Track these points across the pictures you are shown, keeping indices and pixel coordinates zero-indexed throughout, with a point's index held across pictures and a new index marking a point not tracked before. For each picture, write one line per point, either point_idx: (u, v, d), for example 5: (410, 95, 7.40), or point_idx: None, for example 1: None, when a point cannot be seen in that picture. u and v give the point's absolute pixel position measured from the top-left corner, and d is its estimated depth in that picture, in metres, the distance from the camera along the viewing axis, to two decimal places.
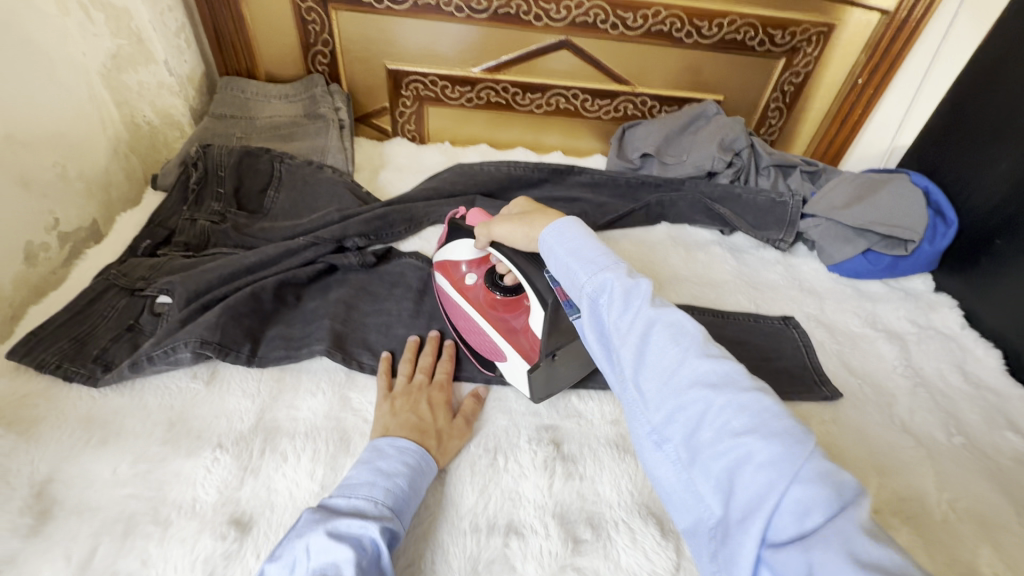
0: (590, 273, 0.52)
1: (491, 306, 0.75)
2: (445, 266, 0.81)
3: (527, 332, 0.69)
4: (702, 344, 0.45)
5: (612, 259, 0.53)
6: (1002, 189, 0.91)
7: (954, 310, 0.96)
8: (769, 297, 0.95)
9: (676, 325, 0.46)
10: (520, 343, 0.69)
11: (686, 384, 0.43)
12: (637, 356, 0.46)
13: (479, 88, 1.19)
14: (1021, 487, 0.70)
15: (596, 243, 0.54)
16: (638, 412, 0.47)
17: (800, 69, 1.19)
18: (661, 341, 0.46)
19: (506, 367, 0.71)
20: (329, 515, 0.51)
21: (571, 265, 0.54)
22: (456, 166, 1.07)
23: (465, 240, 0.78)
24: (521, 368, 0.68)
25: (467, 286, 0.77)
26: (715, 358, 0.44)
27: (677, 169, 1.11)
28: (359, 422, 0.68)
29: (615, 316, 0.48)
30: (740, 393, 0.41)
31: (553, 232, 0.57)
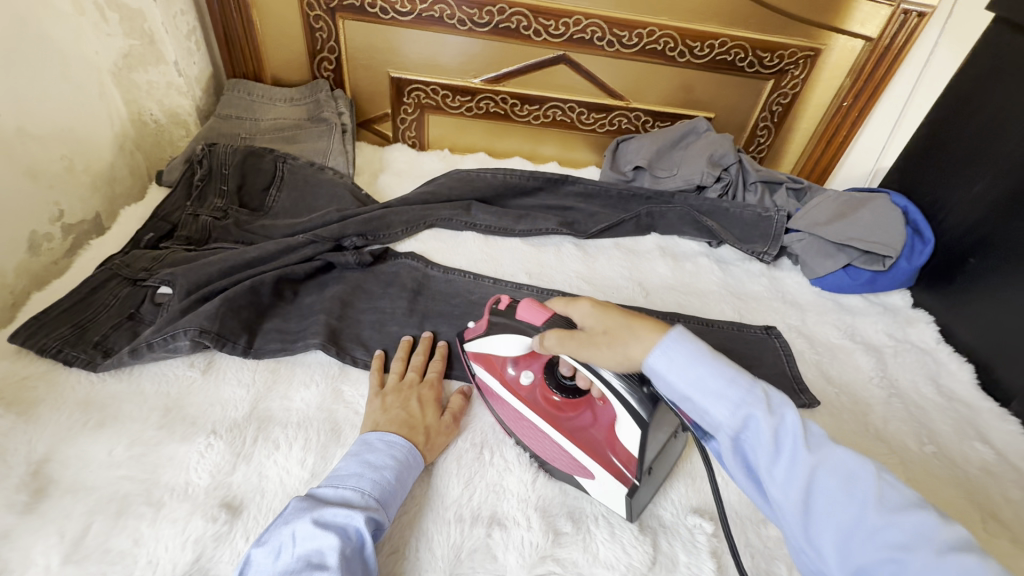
0: (726, 410, 0.46)
1: (555, 410, 0.66)
2: (490, 362, 0.71)
3: (613, 443, 0.60)
4: (874, 490, 0.41)
5: (748, 387, 0.46)
6: (979, 211, 0.95)
7: (930, 325, 0.99)
8: (752, 307, 0.99)
9: (844, 470, 0.42)
10: (608, 460, 0.60)
11: (870, 546, 0.40)
12: (803, 510, 0.43)
13: (479, 98, 1.23)
14: (987, 495, 0.72)
15: (724, 368, 0.47)
16: (811, 560, 0.44)
17: (788, 91, 1.24)
18: (829, 492, 0.42)
19: (592, 484, 0.62)
20: (317, 503, 0.53)
21: (696, 399, 0.47)
22: (453, 173, 1.10)
23: (511, 335, 0.66)
24: (616, 490, 0.59)
25: (523, 386, 0.68)
26: (896, 510, 0.40)
27: (668, 182, 1.14)
28: (350, 414, 0.70)
29: (769, 465, 0.44)
30: (940, 555, 0.37)
31: (661, 356, 0.48)
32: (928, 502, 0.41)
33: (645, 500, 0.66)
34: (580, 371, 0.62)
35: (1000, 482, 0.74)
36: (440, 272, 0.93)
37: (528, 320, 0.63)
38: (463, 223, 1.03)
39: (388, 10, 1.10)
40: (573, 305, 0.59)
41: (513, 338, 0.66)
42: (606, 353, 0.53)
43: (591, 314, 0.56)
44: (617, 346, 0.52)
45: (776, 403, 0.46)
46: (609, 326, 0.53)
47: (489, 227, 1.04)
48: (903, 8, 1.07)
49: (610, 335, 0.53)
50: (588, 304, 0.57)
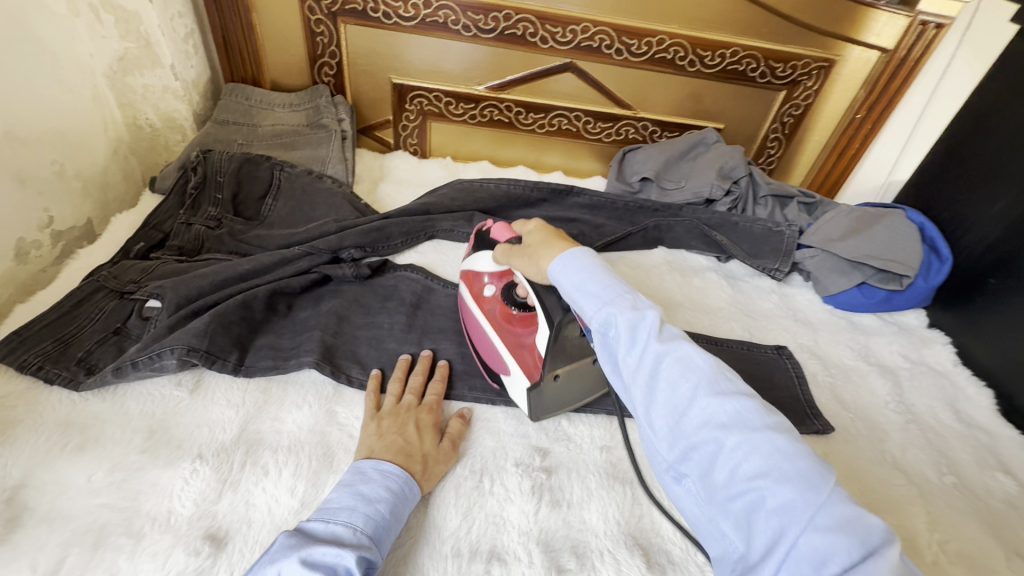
0: (595, 306, 0.50)
1: (505, 321, 0.74)
2: (467, 276, 0.81)
3: (533, 350, 0.69)
4: (713, 380, 0.44)
5: (619, 289, 0.50)
6: (1000, 228, 0.91)
7: (947, 347, 0.96)
8: (763, 326, 0.95)
9: (687, 360, 0.45)
10: (524, 361, 0.69)
11: (697, 424, 0.42)
12: (648, 397, 0.46)
13: (483, 106, 1.21)
14: (1011, 531, 0.69)
15: (604, 274, 0.51)
16: (654, 446, 0.47)
17: (800, 102, 1.21)
18: (670, 379, 0.44)
19: (509, 381, 0.71)
20: (305, 541, 0.49)
21: (577, 298, 0.52)
22: (456, 182, 1.07)
23: (487, 252, 0.78)
24: (522, 385, 0.68)
25: (484, 297, 0.77)
26: (725, 396, 0.42)
27: (676, 194, 1.11)
28: (344, 438, 0.67)
29: (623, 356, 0.47)
30: (752, 433, 0.40)
31: (558, 265, 0.54)
32: (758, 395, 0.43)
33: (652, 532, 0.63)
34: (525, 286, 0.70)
35: None
36: (441, 284, 0.90)
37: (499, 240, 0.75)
38: (465, 234, 1.00)
39: (391, 15, 1.07)
40: (525, 224, 0.69)
41: (487, 253, 0.77)
42: (525, 263, 0.64)
43: (531, 230, 0.67)
44: (534, 256, 0.62)
45: (638, 301, 0.49)
46: (535, 240, 0.64)
47: None
48: (920, 19, 1.04)
49: (531, 246, 0.64)
50: (535, 222, 0.67)
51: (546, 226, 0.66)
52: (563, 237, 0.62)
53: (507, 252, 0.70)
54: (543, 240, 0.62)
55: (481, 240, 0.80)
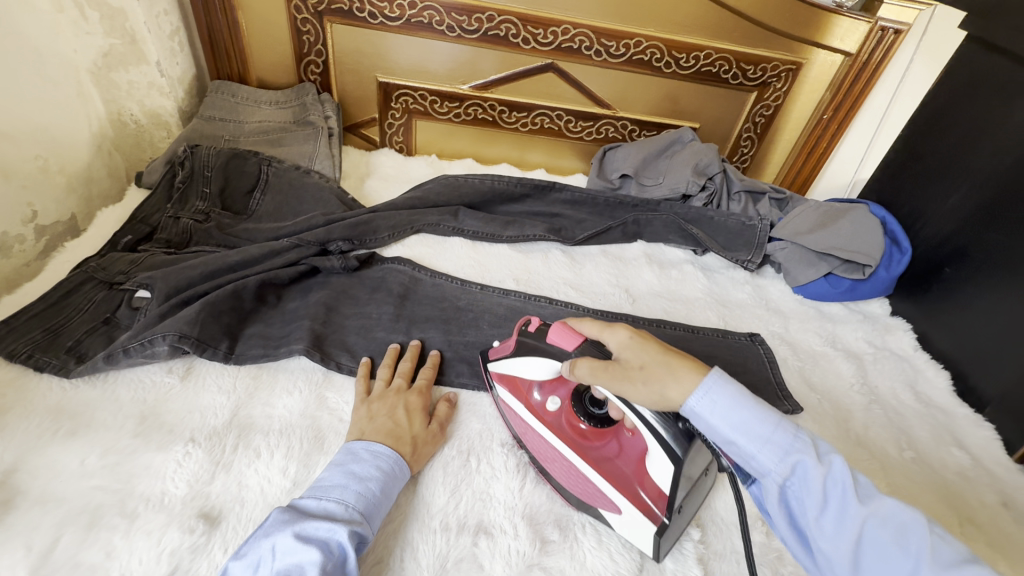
0: (775, 457, 0.47)
1: (581, 438, 0.65)
2: (518, 387, 0.70)
3: (643, 479, 0.59)
4: (928, 543, 0.41)
5: (796, 437, 0.48)
6: (954, 221, 0.97)
7: (908, 333, 1.01)
8: (736, 315, 1.00)
9: (890, 519, 0.43)
10: (635, 493, 0.58)
11: None
12: (851, 559, 0.44)
13: (467, 105, 1.23)
14: (965, 501, 0.74)
15: (773, 417, 0.48)
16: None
17: (771, 103, 1.26)
18: (878, 542, 0.43)
19: (617, 519, 0.60)
20: (299, 516, 0.51)
21: (745, 445, 0.48)
22: (441, 178, 1.10)
23: (540, 360, 0.64)
24: (644, 529, 0.57)
25: (550, 413, 0.67)
26: (948, 564, 0.39)
27: (654, 190, 1.16)
28: (334, 421, 0.69)
29: (816, 514, 0.45)
30: None
31: (706, 403, 0.49)
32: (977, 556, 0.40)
33: None
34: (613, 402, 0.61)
35: (976, 487, 0.76)
36: (428, 276, 0.93)
37: (563, 347, 0.61)
38: (450, 228, 1.03)
39: (377, 15, 1.09)
40: (610, 330, 0.57)
41: (544, 362, 0.64)
42: (640, 391, 0.52)
43: (628, 343, 0.55)
44: (654, 384, 0.51)
45: (822, 451, 0.47)
46: (648, 359, 0.52)
47: (476, 232, 1.03)
48: (880, 25, 1.09)
49: (647, 370, 0.52)
50: (626, 331, 0.56)
51: (648, 339, 0.54)
52: (676, 355, 0.52)
53: (595, 370, 0.55)
54: (665, 363, 0.51)
55: (525, 340, 0.66)
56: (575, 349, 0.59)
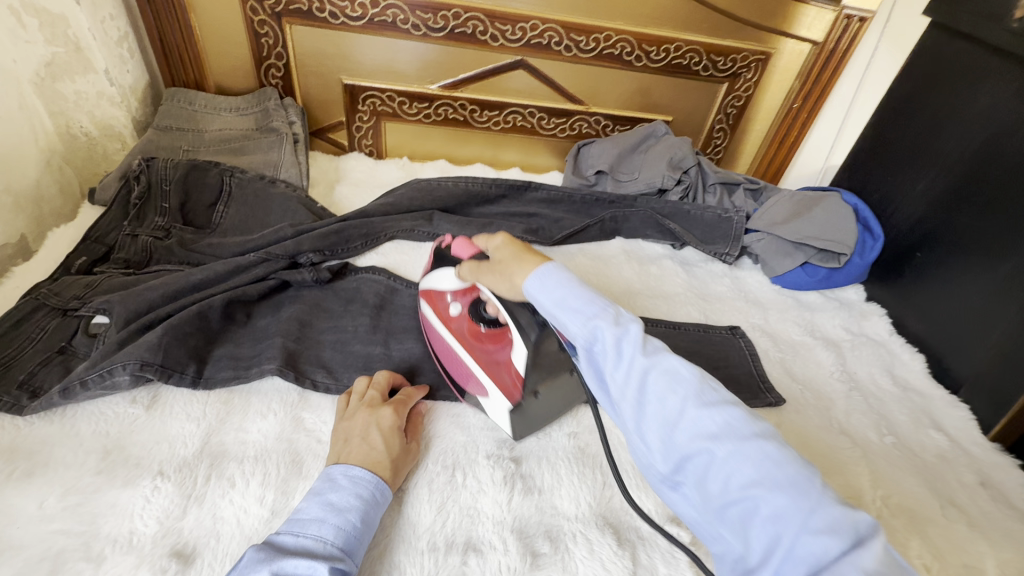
0: (579, 322, 0.51)
1: (475, 339, 0.73)
2: (429, 294, 0.79)
3: (510, 368, 0.70)
4: (697, 388, 0.46)
5: (601, 304, 0.51)
6: (921, 207, 0.99)
7: (883, 318, 1.03)
8: (716, 308, 1.00)
9: (669, 372, 0.47)
10: (503, 380, 0.69)
11: (688, 437, 0.44)
12: (638, 408, 0.47)
13: (437, 105, 1.20)
14: (945, 482, 0.75)
15: (584, 289, 0.53)
16: (646, 458, 0.48)
17: (741, 94, 1.26)
18: (657, 391, 0.46)
19: (487, 402, 0.71)
20: (274, 553, 0.48)
21: (559, 314, 0.53)
22: (413, 181, 1.07)
23: (449, 270, 0.76)
24: (502, 406, 0.69)
25: (450, 315, 0.75)
26: (711, 406, 0.44)
27: (630, 185, 1.15)
28: (312, 443, 0.66)
29: (609, 370, 0.49)
30: (741, 442, 0.42)
31: (535, 282, 0.55)
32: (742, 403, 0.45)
33: (621, 512, 0.65)
34: (496, 304, 0.70)
35: (955, 467, 0.78)
36: (405, 284, 0.91)
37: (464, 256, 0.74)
38: (425, 234, 1.00)
39: (338, 15, 1.06)
40: (491, 240, 0.68)
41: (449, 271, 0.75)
42: (495, 281, 0.64)
43: (498, 245, 0.66)
44: (506, 272, 0.62)
45: (621, 315, 0.50)
46: (505, 256, 0.64)
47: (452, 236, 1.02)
48: (846, 13, 1.11)
49: (501, 262, 0.64)
50: (500, 237, 0.66)
51: (515, 241, 0.65)
52: (531, 251, 0.63)
53: (474, 270, 0.70)
54: (514, 257, 0.62)
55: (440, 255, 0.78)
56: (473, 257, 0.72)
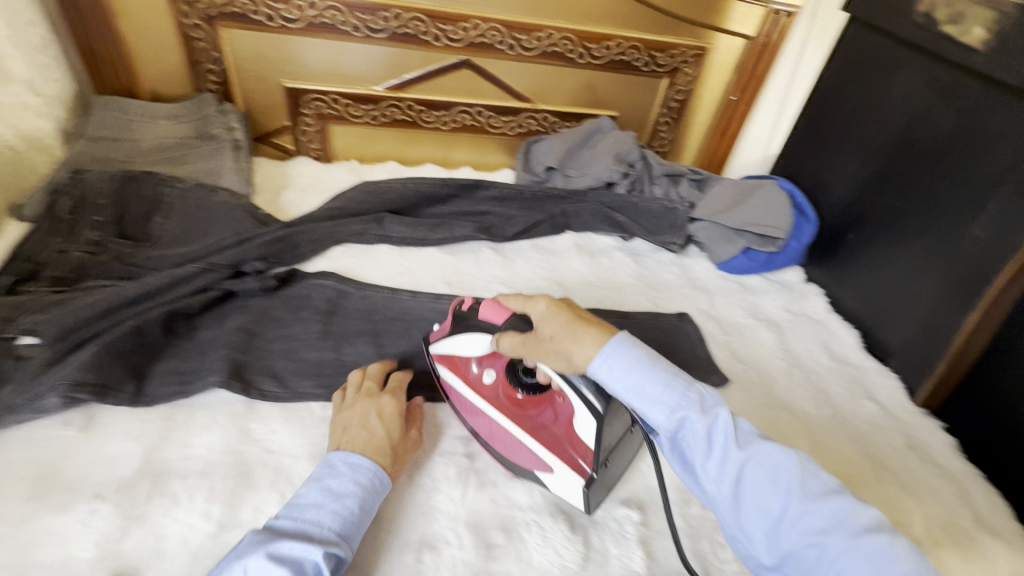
0: (664, 413, 0.51)
1: (518, 408, 0.67)
2: (453, 362, 0.70)
3: (570, 436, 0.63)
4: (798, 479, 0.47)
5: (683, 392, 0.51)
6: (852, 190, 1.04)
7: (820, 297, 1.09)
8: (665, 295, 1.03)
9: (769, 463, 0.48)
10: (566, 454, 0.62)
11: (796, 532, 0.46)
12: (736, 500, 0.48)
13: (383, 106, 1.19)
14: (876, 447, 0.80)
15: (662, 375, 0.52)
16: (744, 548, 0.49)
17: (683, 88, 1.30)
18: (757, 484, 0.48)
19: (551, 478, 0.63)
20: (273, 534, 0.49)
21: (637, 403, 0.53)
22: (361, 184, 1.05)
23: (472, 336, 0.66)
24: (574, 484, 0.61)
25: (485, 385, 0.68)
26: (816, 498, 0.46)
27: (580, 180, 1.17)
28: (261, 453, 0.65)
29: (702, 462, 0.49)
30: (853, 537, 0.44)
31: (604, 366, 0.53)
32: (842, 487, 0.47)
33: None
34: (546, 374, 0.62)
35: (885, 433, 0.83)
36: (355, 288, 0.91)
37: (495, 322, 0.63)
38: (375, 236, 1.00)
39: (275, 17, 1.04)
40: (531, 302, 0.60)
41: (476, 338, 0.65)
42: (551, 360, 0.57)
43: (544, 311, 0.58)
44: (563, 351, 0.55)
45: (707, 402, 0.51)
46: (555, 330, 0.56)
47: (404, 238, 1.01)
48: (774, 9, 1.17)
49: (554, 338, 0.56)
50: (543, 302, 0.59)
51: (562, 308, 0.57)
52: (584, 318, 0.57)
53: (517, 343, 0.59)
54: (570, 333, 0.55)
55: (457, 320, 0.68)
56: (503, 323, 0.62)
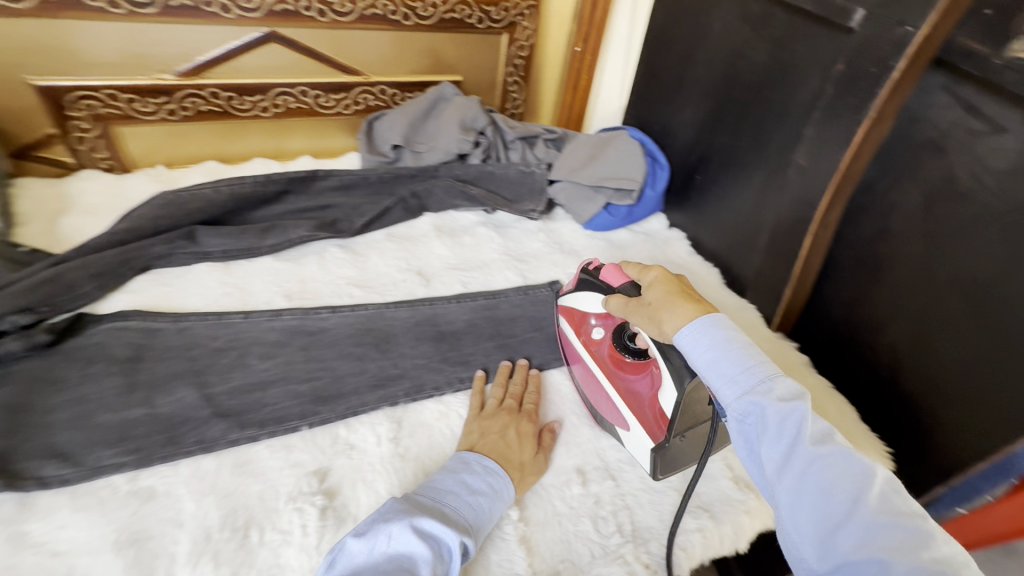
0: (735, 392, 0.50)
1: (618, 367, 0.71)
2: (573, 315, 0.78)
3: (653, 404, 0.65)
4: (875, 491, 0.44)
5: (762, 376, 0.49)
6: (693, 132, 1.05)
7: (683, 241, 1.11)
8: (534, 266, 0.99)
9: (842, 466, 0.45)
10: (645, 416, 0.65)
11: (856, 542, 0.42)
12: (794, 494, 0.45)
13: (180, 97, 1.00)
14: None
15: (743, 355, 0.51)
16: (794, 549, 0.46)
17: (524, 43, 1.23)
18: (823, 483, 0.44)
19: (628, 436, 0.68)
20: (413, 508, 0.54)
21: (711, 377, 0.52)
22: (156, 196, 0.89)
23: (594, 294, 0.73)
24: (644, 444, 0.65)
25: (593, 339, 0.75)
26: (891, 515, 0.42)
27: (430, 155, 1.08)
28: (42, 559, 0.53)
29: (766, 446, 0.47)
30: (925, 563, 0.39)
31: (688, 335, 0.54)
32: (926, 516, 0.43)
33: None
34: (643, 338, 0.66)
35: None
36: (169, 322, 0.76)
37: (611, 284, 0.70)
38: (190, 255, 0.86)
39: None
40: (645, 271, 0.64)
41: (593, 297, 0.73)
42: (646, 325, 0.60)
43: (656, 279, 0.61)
44: (656, 317, 0.58)
45: (785, 392, 0.48)
46: (655, 297, 0.59)
47: (227, 251, 0.88)
48: None
49: (653, 304, 0.59)
50: (656, 272, 0.62)
51: (671, 281, 0.60)
52: (688, 293, 0.58)
53: (622, 305, 0.65)
54: (665, 300, 0.58)
55: (584, 278, 0.75)
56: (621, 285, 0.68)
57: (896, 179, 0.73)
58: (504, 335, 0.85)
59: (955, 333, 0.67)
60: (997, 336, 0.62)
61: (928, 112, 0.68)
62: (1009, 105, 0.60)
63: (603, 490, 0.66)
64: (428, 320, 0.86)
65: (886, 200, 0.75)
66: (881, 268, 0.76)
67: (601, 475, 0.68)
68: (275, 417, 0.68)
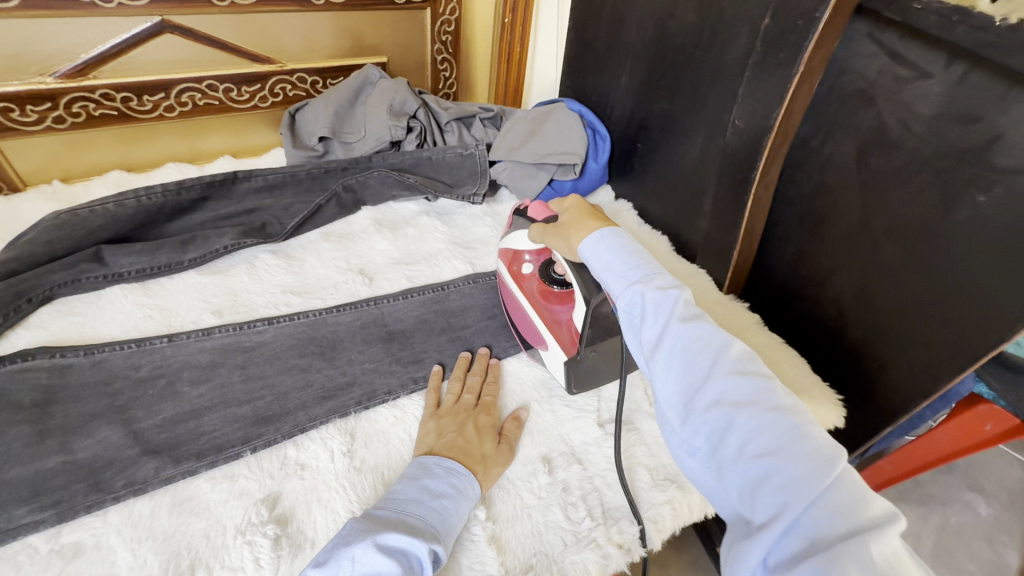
0: (621, 285, 0.52)
1: (543, 298, 0.75)
2: (506, 254, 0.81)
3: (569, 325, 0.70)
4: (735, 358, 0.46)
5: (645, 270, 0.52)
6: (630, 98, 1.03)
7: (631, 212, 1.10)
8: (482, 252, 0.96)
9: (706, 339, 0.47)
10: (560, 336, 0.70)
11: (712, 402, 0.44)
12: (665, 368, 0.48)
13: (67, 102, 0.89)
14: None
15: (630, 252, 0.54)
16: (667, 421, 0.48)
17: (449, 17, 1.16)
18: (688, 354, 0.47)
19: (548, 355, 0.73)
20: (375, 525, 0.51)
21: (603, 275, 0.54)
22: (48, 217, 0.80)
23: (524, 231, 0.76)
24: (560, 359, 0.70)
25: (524, 275, 0.79)
26: (744, 376, 0.45)
27: (361, 146, 1.02)
28: None
29: (645, 327, 0.50)
30: (766, 413, 0.42)
31: (588, 243, 0.56)
32: (778, 379, 0.45)
33: None
34: (563, 266, 0.69)
35: None
36: (82, 355, 0.69)
37: (538, 219, 0.73)
38: (100, 278, 0.78)
39: None
40: (562, 201, 0.68)
41: (522, 233, 0.75)
42: (559, 244, 0.64)
43: (570, 207, 0.65)
44: (566, 236, 0.62)
45: (663, 281, 0.50)
46: (568, 219, 0.63)
47: (140, 270, 0.80)
48: None
49: (565, 225, 0.63)
50: (572, 200, 0.66)
51: (584, 208, 0.64)
52: (597, 215, 0.62)
53: (542, 232, 0.68)
54: (575, 219, 0.62)
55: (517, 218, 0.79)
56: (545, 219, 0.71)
57: (829, 132, 0.73)
58: (456, 327, 0.82)
59: (889, 279, 0.69)
60: (928, 278, 0.64)
61: (854, 62, 0.68)
62: (931, 49, 0.60)
63: (570, 476, 0.65)
64: (375, 320, 0.81)
65: (821, 153, 0.75)
66: (821, 224, 0.77)
67: (567, 460, 0.66)
68: (214, 445, 0.63)
